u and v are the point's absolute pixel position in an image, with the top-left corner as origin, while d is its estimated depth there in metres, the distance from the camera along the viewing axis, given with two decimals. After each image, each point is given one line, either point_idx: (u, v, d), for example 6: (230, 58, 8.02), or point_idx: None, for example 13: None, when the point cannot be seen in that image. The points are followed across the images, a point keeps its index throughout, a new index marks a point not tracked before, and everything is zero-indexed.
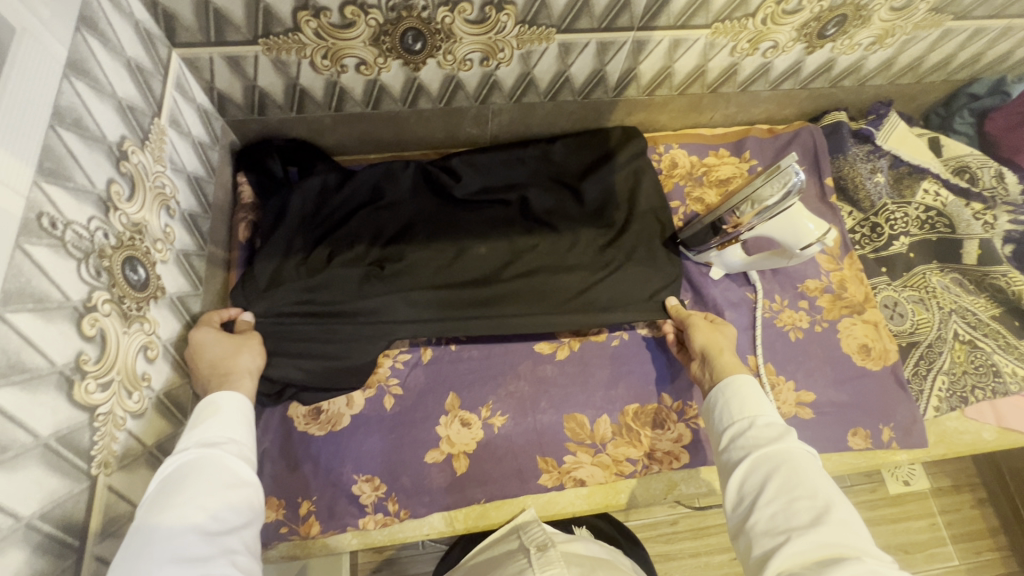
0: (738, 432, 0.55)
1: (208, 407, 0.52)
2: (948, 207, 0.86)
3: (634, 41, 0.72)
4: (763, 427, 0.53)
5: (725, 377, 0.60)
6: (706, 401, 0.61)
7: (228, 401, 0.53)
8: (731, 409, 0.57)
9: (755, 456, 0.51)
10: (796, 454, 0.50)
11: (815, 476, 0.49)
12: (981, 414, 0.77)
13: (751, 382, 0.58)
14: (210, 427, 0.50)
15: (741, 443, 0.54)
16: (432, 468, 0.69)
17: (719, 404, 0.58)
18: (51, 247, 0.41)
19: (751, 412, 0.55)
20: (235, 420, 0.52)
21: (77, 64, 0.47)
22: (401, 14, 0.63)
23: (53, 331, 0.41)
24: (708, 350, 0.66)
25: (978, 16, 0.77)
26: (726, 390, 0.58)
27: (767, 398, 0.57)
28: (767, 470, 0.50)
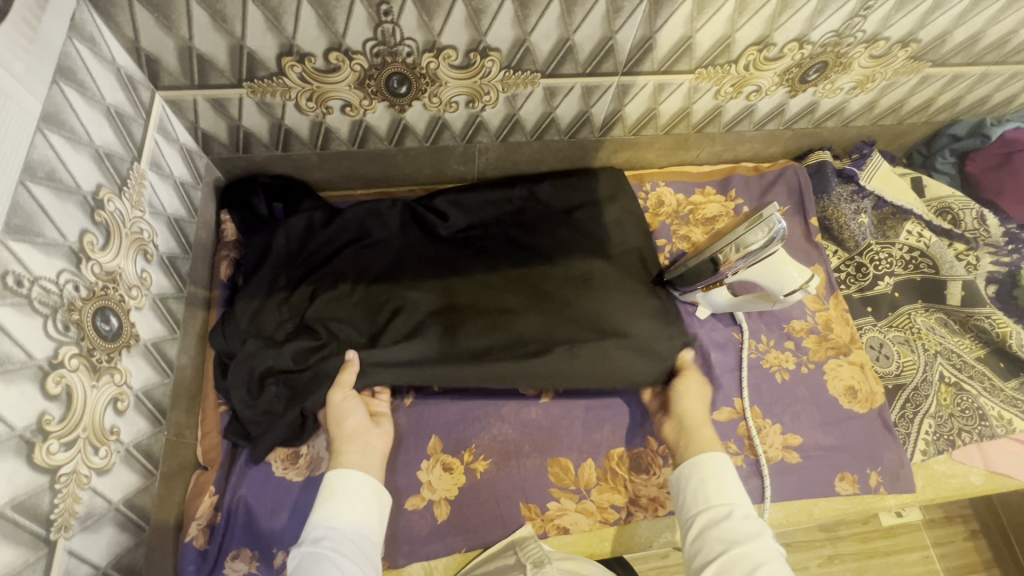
0: (714, 520, 0.57)
1: (327, 487, 0.59)
2: (931, 248, 0.86)
3: (619, 85, 0.73)
4: (740, 521, 0.56)
5: (694, 453, 0.63)
6: (678, 477, 0.63)
7: (344, 481, 0.59)
8: (708, 495, 0.59)
9: (733, 551, 0.53)
10: (769, 556, 0.53)
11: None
12: (969, 457, 0.76)
13: (727, 465, 0.61)
14: (334, 507, 0.57)
15: (717, 534, 0.55)
16: (412, 516, 0.67)
17: (695, 486, 0.60)
18: (15, 305, 0.41)
19: (729, 502, 0.58)
20: (349, 504, 0.57)
21: (52, 116, 0.46)
22: (386, 60, 0.63)
23: (14, 393, 0.40)
24: (685, 420, 0.68)
25: (956, 63, 0.78)
26: (703, 473, 0.60)
27: (742, 488, 0.59)
28: (744, 569, 0.52)
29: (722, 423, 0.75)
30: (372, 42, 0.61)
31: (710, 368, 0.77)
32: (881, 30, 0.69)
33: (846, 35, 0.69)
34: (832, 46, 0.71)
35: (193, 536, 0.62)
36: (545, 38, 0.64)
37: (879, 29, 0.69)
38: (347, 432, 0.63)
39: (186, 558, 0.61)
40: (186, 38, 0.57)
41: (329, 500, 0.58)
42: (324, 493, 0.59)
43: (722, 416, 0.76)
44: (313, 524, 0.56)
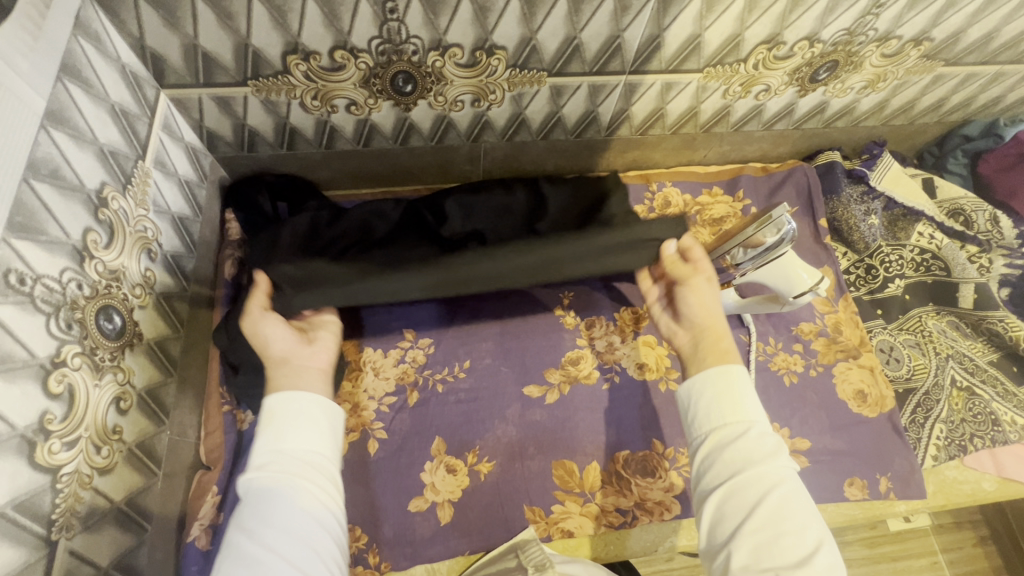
0: (728, 439, 0.51)
1: (267, 414, 0.51)
2: (943, 250, 0.85)
3: (626, 84, 0.72)
4: (756, 438, 0.50)
5: (709, 367, 0.54)
6: (687, 389, 0.56)
7: (286, 405, 0.51)
8: (721, 411, 0.52)
9: (748, 472, 0.48)
10: (784, 476, 0.48)
11: (802, 505, 0.47)
12: (981, 463, 0.74)
13: (745, 380, 0.53)
14: (279, 434, 0.50)
15: (730, 454, 0.50)
16: (415, 518, 0.67)
17: (707, 401, 0.53)
18: (18, 304, 0.40)
19: (744, 419, 0.51)
20: (294, 426, 0.51)
21: (56, 114, 0.46)
22: (391, 58, 0.63)
23: (16, 393, 0.40)
24: (703, 329, 0.58)
25: (969, 62, 0.77)
26: (716, 386, 0.53)
27: (755, 401, 0.52)
28: (756, 494, 0.47)
29: None
30: (377, 40, 0.60)
31: None
32: (894, 29, 0.68)
33: (857, 34, 0.68)
34: (844, 44, 0.70)
35: (195, 536, 0.60)
36: (552, 36, 0.63)
37: (891, 27, 0.68)
38: (274, 357, 0.55)
39: (189, 559, 0.60)
40: (191, 36, 0.57)
41: (273, 426, 0.50)
42: (265, 420, 0.51)
43: None
44: (257, 452, 0.49)
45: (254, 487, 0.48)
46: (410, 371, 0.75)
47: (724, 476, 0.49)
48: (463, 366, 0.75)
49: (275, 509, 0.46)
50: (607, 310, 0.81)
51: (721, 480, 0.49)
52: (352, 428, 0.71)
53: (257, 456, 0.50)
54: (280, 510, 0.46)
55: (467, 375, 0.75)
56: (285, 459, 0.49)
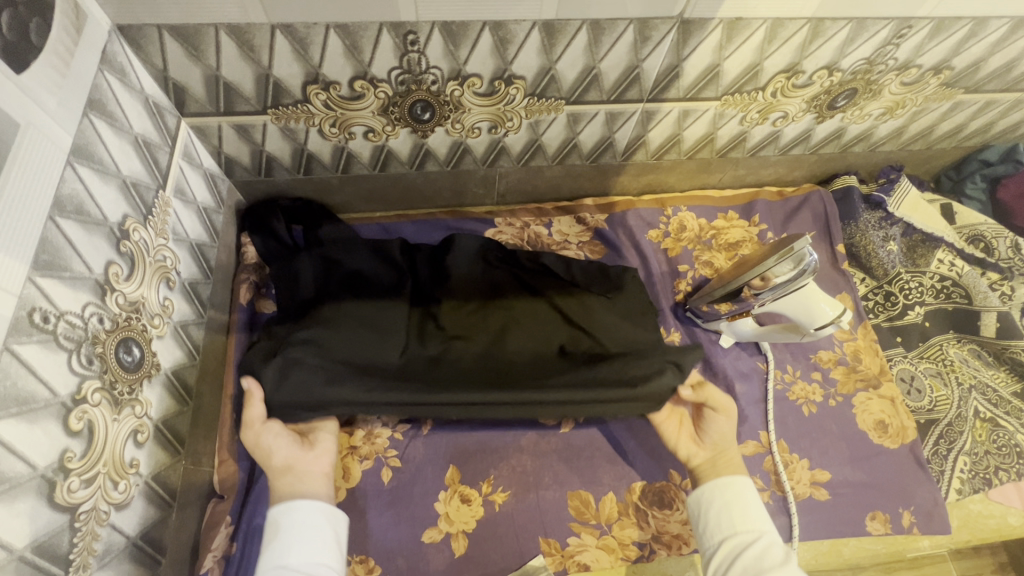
0: (739, 548, 0.56)
1: (273, 524, 0.55)
2: (964, 277, 0.83)
3: (643, 111, 0.72)
4: (765, 545, 0.55)
5: (718, 479, 0.61)
6: (697, 502, 0.61)
7: (295, 514, 0.55)
8: (732, 521, 0.58)
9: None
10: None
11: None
12: (1006, 496, 0.73)
13: (749, 490, 0.60)
14: (283, 545, 0.53)
15: (743, 562, 0.54)
16: (429, 549, 0.66)
17: (719, 511, 0.59)
18: (42, 342, 0.40)
19: (754, 529, 0.57)
20: (300, 538, 0.54)
21: (82, 149, 0.46)
22: (410, 87, 0.63)
23: (38, 432, 0.39)
24: (718, 452, 0.63)
25: (990, 89, 0.76)
26: (725, 497, 0.59)
27: (763, 512, 0.58)
28: None
29: (747, 458, 0.72)
30: (397, 71, 0.60)
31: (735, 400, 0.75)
32: (914, 58, 0.68)
33: (877, 63, 0.68)
34: (863, 73, 0.70)
35: (208, 568, 0.60)
36: (571, 66, 0.63)
37: (912, 56, 0.68)
38: (275, 468, 0.58)
39: None
40: (213, 67, 0.57)
41: (277, 539, 0.54)
42: (270, 530, 0.55)
43: (747, 450, 0.73)
44: (270, 561, 0.53)
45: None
46: None
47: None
48: None
49: None
50: None
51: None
52: (365, 454, 0.70)
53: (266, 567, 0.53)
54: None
55: None
56: (297, 567, 0.52)
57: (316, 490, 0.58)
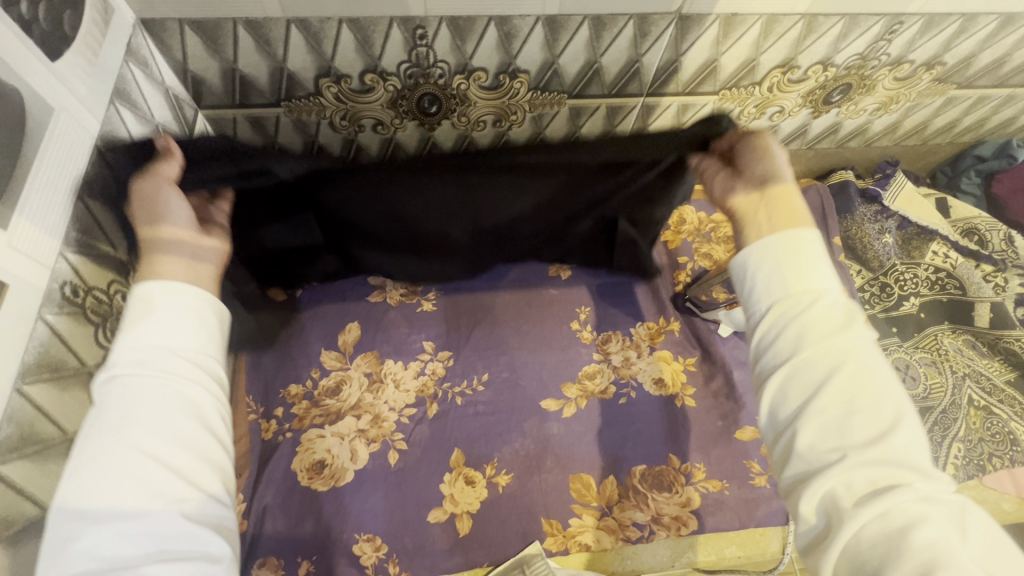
0: (791, 312, 0.41)
1: (143, 301, 0.40)
2: (958, 269, 0.85)
3: (643, 105, 0.74)
4: (825, 310, 0.40)
5: (772, 233, 0.44)
6: (743, 262, 0.45)
7: (168, 295, 0.41)
8: (787, 278, 0.42)
9: (811, 348, 0.39)
10: (859, 352, 0.39)
11: (879, 371, 0.39)
12: (1000, 483, 0.74)
13: (811, 241, 0.43)
14: (151, 329, 0.39)
15: (793, 327, 0.41)
16: (435, 529, 0.68)
17: (770, 270, 0.43)
18: (72, 315, 0.43)
19: (813, 287, 0.41)
20: (178, 322, 0.40)
21: (110, 136, 0.49)
22: (418, 81, 0.66)
23: (68, 399, 0.42)
24: (770, 183, 0.48)
25: (981, 85, 0.78)
26: (781, 252, 0.43)
27: (825, 267, 0.42)
28: (826, 372, 0.39)
29: (744, 442, 0.75)
30: (406, 64, 0.63)
31: (734, 387, 0.78)
32: (906, 53, 0.70)
33: (870, 58, 0.70)
34: (856, 68, 0.72)
35: None
36: (573, 61, 0.65)
37: (904, 52, 0.70)
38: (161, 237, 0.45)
39: None
40: (230, 60, 0.60)
41: (148, 319, 0.40)
42: (138, 306, 0.40)
43: (746, 435, 0.76)
44: (127, 347, 0.39)
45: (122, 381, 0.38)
46: (429, 384, 0.76)
47: (787, 353, 0.40)
48: (481, 379, 0.77)
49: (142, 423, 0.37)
50: (625, 325, 0.81)
51: (784, 355, 0.40)
52: (373, 438, 0.72)
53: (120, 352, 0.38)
54: (160, 405, 0.37)
55: (485, 388, 0.76)
56: (166, 355, 0.39)
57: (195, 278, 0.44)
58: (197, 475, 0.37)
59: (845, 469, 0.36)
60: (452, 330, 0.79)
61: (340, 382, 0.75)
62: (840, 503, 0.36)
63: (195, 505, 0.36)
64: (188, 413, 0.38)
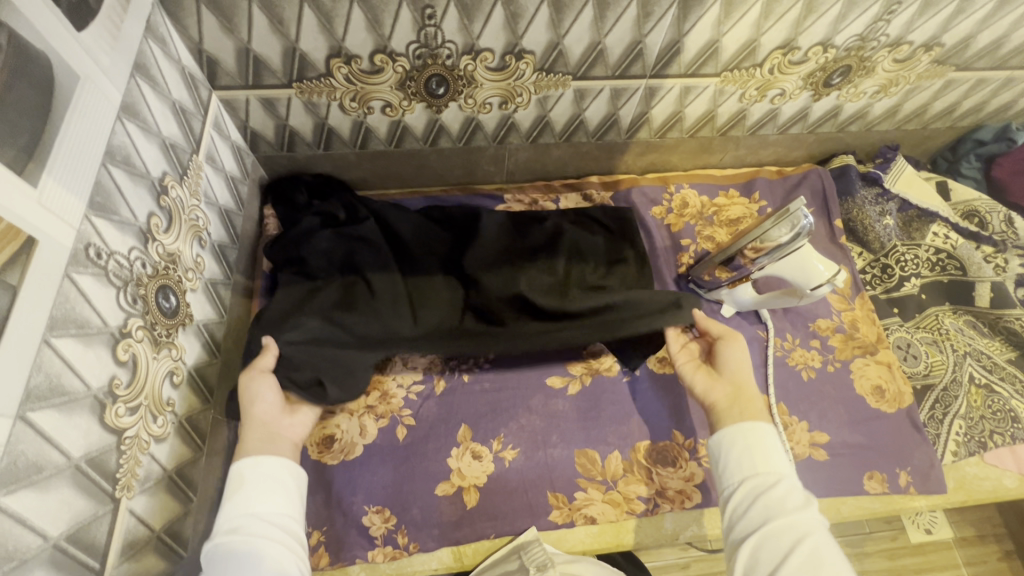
0: (757, 488, 0.54)
1: (237, 478, 0.53)
2: (958, 249, 0.86)
3: (646, 87, 0.75)
4: (787, 490, 0.53)
5: (740, 420, 0.59)
6: (717, 446, 0.59)
7: (255, 468, 0.54)
8: (753, 461, 0.56)
9: (780, 522, 0.50)
10: (816, 526, 0.50)
11: (836, 552, 0.48)
12: (1001, 460, 0.75)
13: (770, 433, 0.57)
14: (247, 496, 0.52)
15: (760, 502, 0.53)
16: (443, 502, 0.69)
17: (738, 454, 0.57)
18: (96, 275, 0.44)
19: (775, 471, 0.55)
20: (267, 491, 0.53)
21: (129, 107, 0.50)
22: (427, 62, 0.67)
23: (91, 355, 0.43)
24: (738, 386, 0.63)
25: (979, 67, 0.79)
26: (748, 439, 0.57)
27: (781, 453, 0.56)
28: (792, 540, 0.49)
29: None
30: (415, 45, 0.64)
31: None
32: (905, 34, 0.71)
33: (870, 39, 0.72)
34: (856, 49, 0.73)
35: None
36: (578, 41, 0.67)
37: (902, 33, 0.71)
38: (253, 417, 0.58)
39: None
40: (245, 40, 0.61)
41: (242, 490, 0.52)
42: (233, 484, 0.53)
43: None
44: (226, 516, 0.51)
45: (225, 540, 0.49)
46: (436, 361, 0.77)
47: (756, 523, 0.52)
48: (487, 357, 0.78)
49: None
50: None
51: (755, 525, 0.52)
52: (381, 413, 0.73)
53: (223, 520, 0.51)
54: (252, 560, 0.47)
55: (492, 365, 0.77)
56: (258, 520, 0.51)
57: (277, 448, 0.57)
58: None
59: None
60: None
61: None
62: None
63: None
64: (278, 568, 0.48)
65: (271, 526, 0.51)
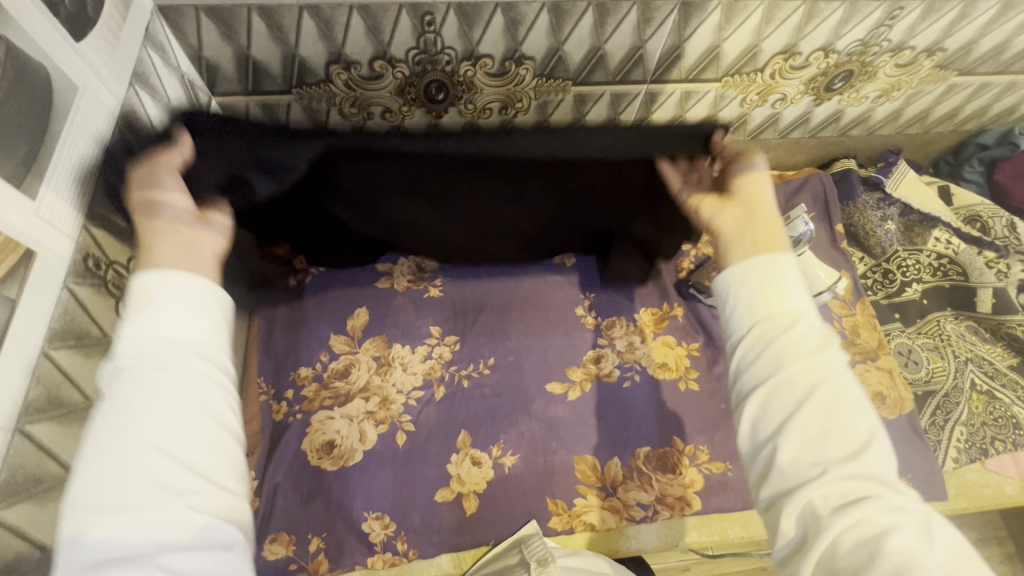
0: (773, 330, 0.41)
1: (141, 293, 0.37)
2: (960, 255, 0.86)
3: (647, 92, 0.75)
4: (807, 331, 0.40)
5: (754, 256, 0.44)
6: (724, 284, 0.44)
7: (166, 284, 0.37)
8: (768, 301, 0.42)
9: (796, 369, 0.39)
10: (837, 372, 0.39)
11: (856, 397, 0.38)
12: (1002, 466, 0.75)
13: (790, 265, 0.43)
14: (147, 323, 0.36)
15: (773, 347, 0.40)
16: (442, 508, 0.69)
17: (751, 293, 0.42)
18: (94, 286, 0.44)
19: (792, 311, 0.41)
20: (182, 311, 0.37)
21: (128, 115, 0.50)
22: (426, 68, 0.67)
23: (90, 366, 0.43)
24: (754, 206, 0.48)
25: (982, 71, 0.79)
26: (762, 278, 0.42)
27: (801, 288, 0.42)
28: (808, 390, 0.38)
29: None
30: (414, 51, 0.64)
31: None
32: (907, 40, 0.71)
33: (871, 45, 0.71)
34: (858, 55, 0.73)
35: None
36: (578, 47, 0.67)
37: (904, 38, 0.70)
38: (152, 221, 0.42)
39: None
40: (244, 47, 0.61)
41: (147, 309, 0.36)
42: (138, 302, 0.37)
43: None
44: (131, 339, 0.35)
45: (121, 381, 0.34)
46: (436, 367, 0.77)
47: (765, 373, 0.40)
48: (487, 363, 0.78)
49: (137, 459, 0.32)
50: (629, 311, 0.82)
51: (763, 375, 0.40)
52: (380, 419, 0.73)
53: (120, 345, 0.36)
54: (162, 395, 0.34)
55: (491, 371, 0.77)
56: (171, 348, 0.36)
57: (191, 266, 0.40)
58: (210, 464, 0.34)
59: (827, 491, 0.35)
60: (459, 316, 0.81)
61: (349, 364, 0.76)
62: (822, 518, 0.35)
63: (205, 497, 0.33)
64: (199, 409, 0.35)
65: (188, 356, 0.36)
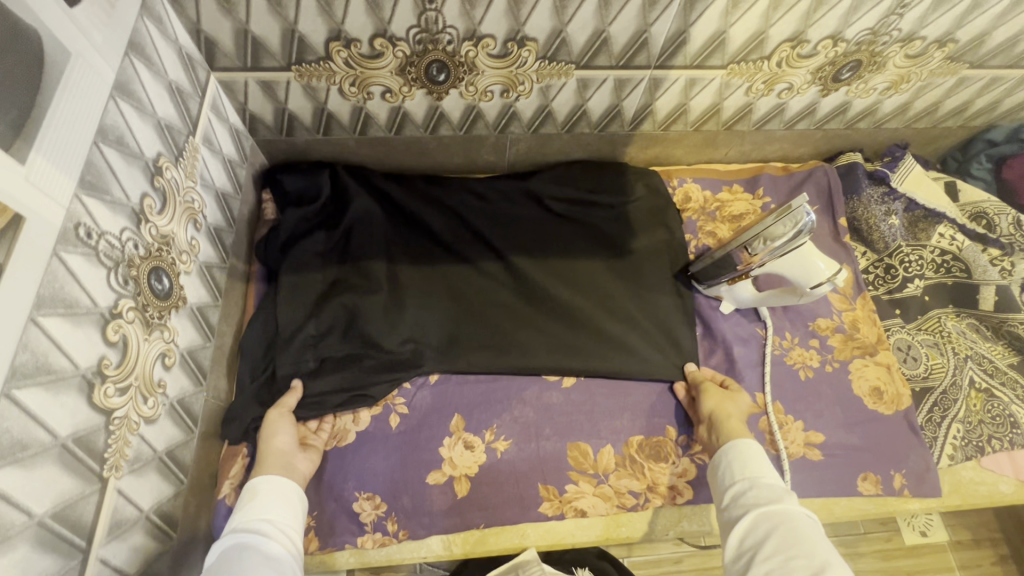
0: (742, 489, 0.59)
1: (251, 490, 0.58)
2: (964, 251, 0.85)
3: (651, 78, 0.74)
4: (762, 487, 0.58)
5: (727, 444, 0.63)
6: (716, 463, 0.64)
7: (269, 485, 0.59)
8: (739, 467, 0.61)
9: (763, 509, 0.55)
10: (795, 514, 0.53)
11: (820, 539, 0.51)
12: (999, 465, 0.75)
13: (753, 444, 0.62)
14: (257, 506, 0.56)
15: (744, 500, 0.58)
16: (434, 491, 0.69)
17: (727, 464, 0.62)
18: (85, 255, 0.44)
19: (758, 474, 0.59)
20: (278, 503, 0.58)
21: (123, 86, 0.50)
22: (427, 47, 0.66)
23: (80, 335, 0.43)
24: (715, 415, 0.68)
25: (994, 65, 0.78)
26: (733, 455, 0.62)
27: (769, 463, 0.61)
28: (771, 523, 0.53)
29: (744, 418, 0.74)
30: (415, 30, 0.63)
31: (734, 363, 0.78)
32: (918, 29, 0.70)
33: (882, 33, 0.70)
34: (868, 44, 0.71)
35: (225, 494, 0.65)
36: (581, 29, 0.66)
37: (916, 28, 0.69)
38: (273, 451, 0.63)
39: (219, 514, 0.64)
40: (243, 21, 0.61)
41: (253, 501, 0.57)
42: (247, 496, 0.58)
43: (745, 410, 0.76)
44: (238, 521, 0.55)
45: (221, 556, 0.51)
46: None
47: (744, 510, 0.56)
48: None
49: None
50: None
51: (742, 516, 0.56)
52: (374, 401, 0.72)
53: (233, 525, 0.55)
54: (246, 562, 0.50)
55: None
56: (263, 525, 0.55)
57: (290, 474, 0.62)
58: None
59: None
60: None
61: None
62: None
63: None
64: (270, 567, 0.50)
65: (277, 534, 0.55)
